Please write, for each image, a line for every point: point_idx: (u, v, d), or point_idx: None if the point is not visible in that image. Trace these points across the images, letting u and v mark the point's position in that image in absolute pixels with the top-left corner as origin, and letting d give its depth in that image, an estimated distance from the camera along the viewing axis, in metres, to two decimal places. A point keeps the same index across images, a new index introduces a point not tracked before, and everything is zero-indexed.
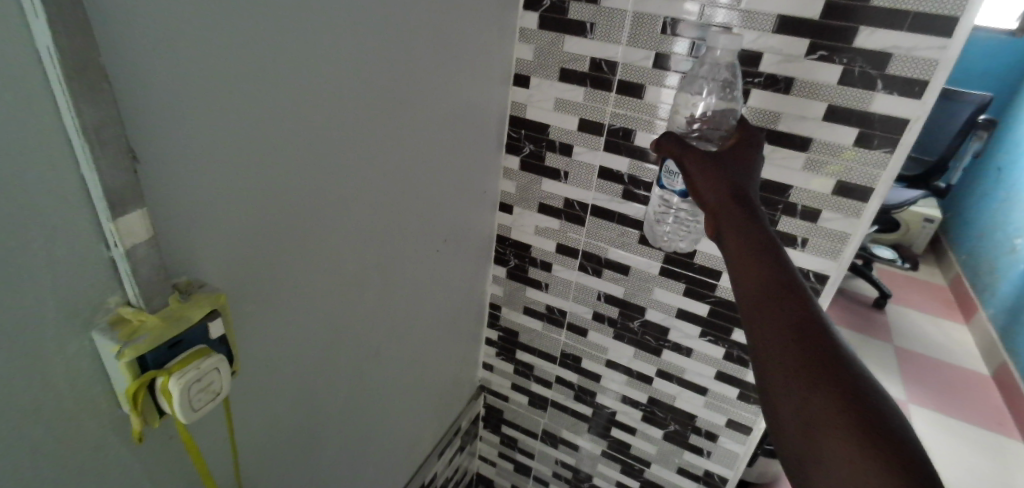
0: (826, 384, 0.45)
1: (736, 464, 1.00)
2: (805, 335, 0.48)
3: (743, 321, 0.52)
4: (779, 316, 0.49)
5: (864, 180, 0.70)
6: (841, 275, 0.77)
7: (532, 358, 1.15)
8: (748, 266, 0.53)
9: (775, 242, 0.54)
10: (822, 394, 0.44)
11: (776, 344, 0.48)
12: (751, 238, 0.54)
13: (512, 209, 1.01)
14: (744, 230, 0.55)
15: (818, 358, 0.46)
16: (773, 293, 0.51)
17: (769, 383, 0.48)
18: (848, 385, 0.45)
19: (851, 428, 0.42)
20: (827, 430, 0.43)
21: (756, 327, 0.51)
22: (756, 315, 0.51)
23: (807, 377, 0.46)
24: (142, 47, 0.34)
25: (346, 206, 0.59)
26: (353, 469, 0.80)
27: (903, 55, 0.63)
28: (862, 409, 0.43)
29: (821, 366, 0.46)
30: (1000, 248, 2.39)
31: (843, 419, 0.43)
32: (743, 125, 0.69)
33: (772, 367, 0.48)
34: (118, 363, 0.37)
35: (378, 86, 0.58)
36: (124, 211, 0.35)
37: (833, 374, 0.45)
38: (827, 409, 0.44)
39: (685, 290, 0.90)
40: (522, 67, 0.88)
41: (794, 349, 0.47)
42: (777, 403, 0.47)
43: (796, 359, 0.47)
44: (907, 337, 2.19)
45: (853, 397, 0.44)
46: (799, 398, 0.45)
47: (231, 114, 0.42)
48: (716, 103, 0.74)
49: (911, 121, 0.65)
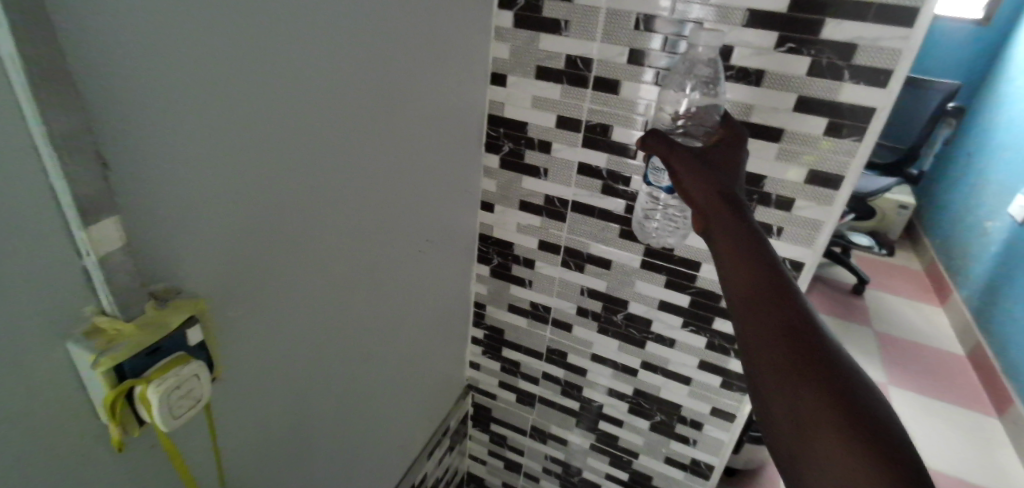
0: (815, 380, 0.46)
1: (721, 452, 1.01)
2: (793, 333, 0.49)
3: (734, 319, 0.53)
4: (768, 314, 0.50)
5: (837, 169, 0.72)
6: (817, 262, 0.79)
7: (519, 355, 1.16)
8: (737, 267, 0.54)
9: (763, 240, 0.55)
10: (809, 389, 0.46)
11: (766, 342, 0.49)
12: (739, 239, 0.55)
13: (494, 207, 1.01)
14: (733, 232, 0.56)
15: (806, 355, 0.47)
16: (762, 292, 0.52)
17: (761, 380, 0.49)
18: (836, 380, 0.46)
19: (837, 420, 0.44)
20: (816, 423, 0.44)
21: (747, 325, 0.52)
22: (747, 314, 0.52)
23: (796, 373, 0.47)
24: (111, 53, 0.34)
25: (326, 208, 0.58)
26: (341, 472, 0.79)
27: (869, 46, 0.65)
28: (848, 402, 0.45)
29: (808, 361, 0.47)
30: (971, 232, 2.46)
31: (830, 412, 0.44)
32: (727, 123, 0.70)
33: (763, 364, 0.49)
34: (95, 373, 0.37)
35: (354, 88, 0.58)
36: (98, 219, 0.35)
37: (822, 370, 0.46)
38: (817, 405, 0.45)
39: (667, 282, 0.91)
40: (499, 66, 0.88)
41: (783, 347, 0.48)
42: (769, 400, 0.48)
43: (784, 355, 0.48)
44: (886, 322, 2.25)
45: (841, 391, 0.45)
46: (788, 395, 0.47)
47: (206, 118, 0.42)
48: (699, 98, 0.74)
49: (879, 110, 0.67)
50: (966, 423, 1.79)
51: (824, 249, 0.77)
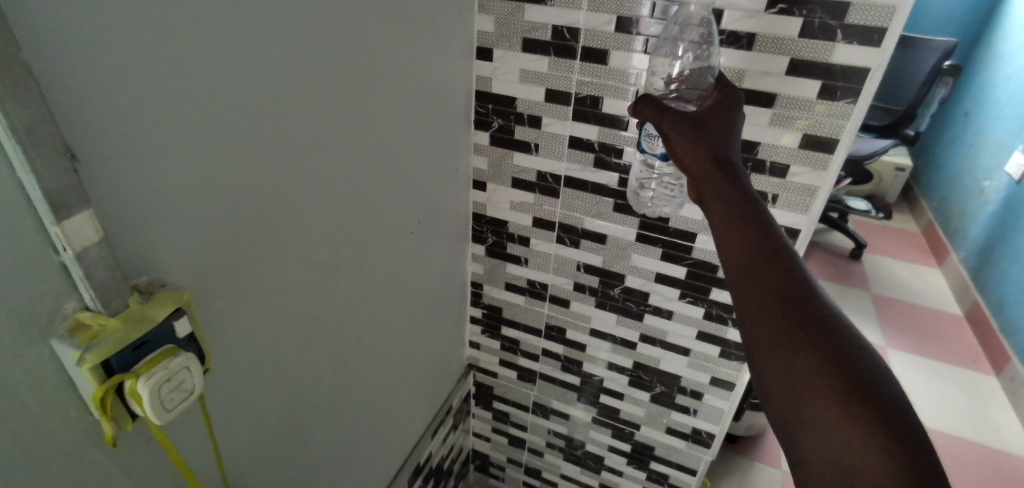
0: (811, 348, 0.46)
1: (721, 420, 1.03)
2: (789, 300, 0.48)
3: (731, 288, 0.53)
4: (766, 283, 0.50)
5: (831, 132, 0.71)
6: (813, 228, 0.78)
7: (518, 333, 1.16)
8: (731, 234, 0.53)
9: (757, 205, 0.54)
10: (808, 357, 0.45)
11: (761, 310, 0.49)
12: (733, 205, 0.54)
13: (486, 186, 1.00)
14: (727, 198, 0.55)
15: (802, 322, 0.47)
16: (757, 259, 0.51)
17: (757, 349, 0.49)
18: (833, 347, 0.45)
19: (835, 387, 0.43)
20: (813, 391, 0.44)
21: (744, 294, 0.51)
22: (741, 282, 0.51)
23: (793, 341, 0.46)
24: (69, 40, 0.33)
25: (311, 193, 0.57)
26: (343, 455, 0.80)
27: (861, 4, 0.63)
28: (846, 369, 0.44)
29: (805, 329, 0.46)
30: (969, 191, 2.45)
31: (828, 380, 0.44)
32: (721, 83, 0.69)
33: (760, 333, 0.48)
34: (82, 369, 0.37)
35: (330, 66, 0.56)
36: (70, 214, 0.34)
37: (818, 339, 0.46)
38: (813, 373, 0.44)
39: (663, 254, 0.90)
40: (484, 39, 0.86)
41: (779, 316, 0.48)
42: (765, 369, 0.48)
43: (781, 323, 0.47)
44: (883, 284, 2.26)
45: (838, 359, 0.45)
46: (785, 364, 0.46)
47: (176, 103, 0.40)
48: (693, 59, 0.74)
49: (873, 69, 0.66)
50: (963, 381, 1.82)
51: (819, 215, 0.76)
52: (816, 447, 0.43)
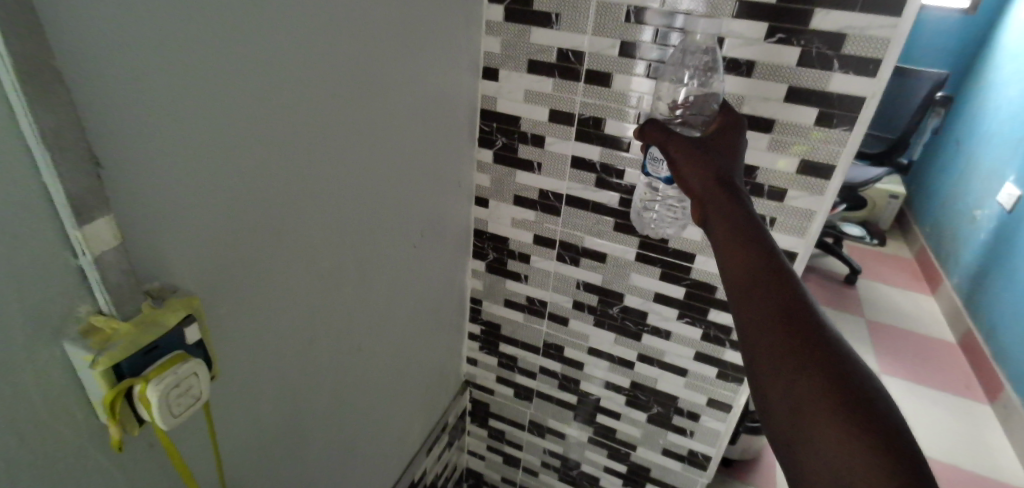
0: (812, 365, 0.46)
1: (718, 442, 1.03)
2: (792, 317, 0.49)
3: (734, 306, 0.54)
4: (768, 301, 0.51)
5: (828, 158, 0.73)
6: (810, 250, 0.79)
7: (516, 350, 1.16)
8: (735, 252, 0.55)
9: (761, 226, 0.56)
10: (808, 377, 0.46)
11: (763, 327, 0.50)
12: (737, 225, 0.56)
13: (488, 202, 1.01)
14: (732, 217, 0.57)
15: (803, 341, 0.48)
16: (759, 278, 0.52)
17: (759, 367, 0.50)
18: (834, 365, 0.46)
19: (837, 406, 0.44)
20: (815, 410, 0.45)
21: (747, 312, 0.52)
22: (744, 300, 0.52)
23: (795, 359, 0.47)
24: (97, 53, 0.34)
25: (316, 207, 0.58)
26: (339, 468, 0.79)
27: (857, 35, 0.65)
28: (846, 389, 0.45)
29: (806, 348, 0.47)
30: (962, 218, 2.49)
31: (829, 400, 0.44)
32: (726, 109, 0.70)
33: (761, 352, 0.49)
34: (93, 372, 0.37)
35: (340, 81, 0.57)
36: (92, 219, 0.35)
37: (820, 358, 0.47)
38: (814, 390, 0.45)
39: (662, 274, 0.91)
40: (490, 60, 0.88)
41: (780, 334, 0.49)
42: (767, 385, 0.48)
43: (782, 340, 0.48)
44: (877, 309, 2.28)
45: (839, 377, 0.46)
46: (787, 381, 0.47)
47: (194, 115, 0.42)
48: (697, 87, 0.76)
49: (868, 98, 0.68)
50: (958, 407, 1.82)
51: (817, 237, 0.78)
52: (817, 466, 0.44)
